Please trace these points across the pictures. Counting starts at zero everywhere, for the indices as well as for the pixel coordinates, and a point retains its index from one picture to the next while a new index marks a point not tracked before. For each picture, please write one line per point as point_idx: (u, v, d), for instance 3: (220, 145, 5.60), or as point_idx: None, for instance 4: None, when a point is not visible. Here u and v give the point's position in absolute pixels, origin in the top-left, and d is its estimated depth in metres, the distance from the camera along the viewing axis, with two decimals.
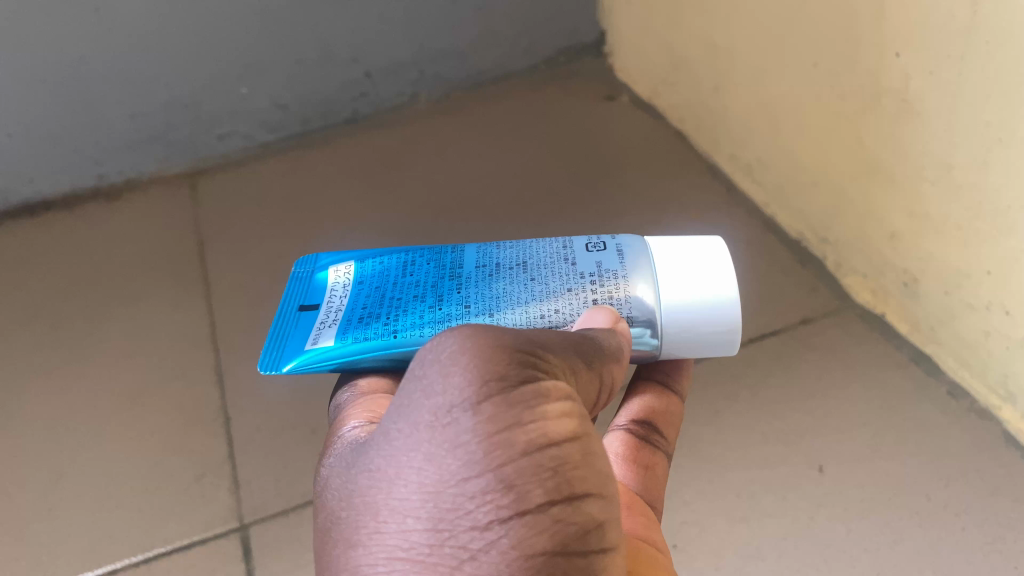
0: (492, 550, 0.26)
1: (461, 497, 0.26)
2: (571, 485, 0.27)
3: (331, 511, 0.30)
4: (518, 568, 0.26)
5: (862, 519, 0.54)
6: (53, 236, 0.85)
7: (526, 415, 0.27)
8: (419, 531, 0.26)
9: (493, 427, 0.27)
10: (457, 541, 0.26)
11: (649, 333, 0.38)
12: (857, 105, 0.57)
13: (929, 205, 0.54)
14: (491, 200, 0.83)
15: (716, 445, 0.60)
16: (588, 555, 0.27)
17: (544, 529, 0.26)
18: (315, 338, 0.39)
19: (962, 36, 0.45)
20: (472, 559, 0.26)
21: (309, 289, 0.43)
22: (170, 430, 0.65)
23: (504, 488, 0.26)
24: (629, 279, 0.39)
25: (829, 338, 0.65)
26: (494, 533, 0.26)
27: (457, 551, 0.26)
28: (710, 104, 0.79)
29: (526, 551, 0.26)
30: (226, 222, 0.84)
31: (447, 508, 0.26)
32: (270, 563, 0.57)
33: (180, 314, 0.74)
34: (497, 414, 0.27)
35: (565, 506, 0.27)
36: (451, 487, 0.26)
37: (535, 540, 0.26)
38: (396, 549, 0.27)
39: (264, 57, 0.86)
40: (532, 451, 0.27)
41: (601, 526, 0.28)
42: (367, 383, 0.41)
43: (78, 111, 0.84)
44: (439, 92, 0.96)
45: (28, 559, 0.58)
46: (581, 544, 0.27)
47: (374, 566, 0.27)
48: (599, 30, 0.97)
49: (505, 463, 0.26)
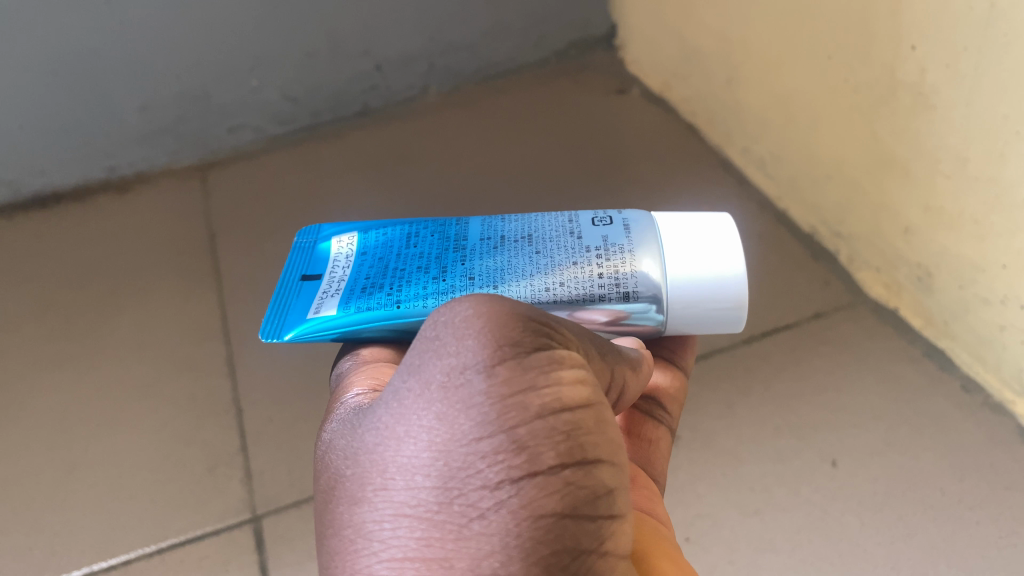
0: (501, 509, 0.25)
1: (472, 456, 0.26)
2: (583, 450, 0.27)
3: (337, 471, 0.30)
4: (527, 529, 0.25)
5: (877, 513, 0.54)
6: (64, 228, 0.86)
7: (540, 380, 0.27)
8: (428, 489, 0.26)
9: (507, 389, 0.27)
10: (465, 500, 0.26)
11: (654, 308, 0.38)
12: (871, 97, 0.57)
13: (944, 199, 0.54)
14: (502, 193, 0.83)
15: (729, 439, 0.60)
16: (597, 520, 0.27)
17: (555, 491, 0.26)
18: (318, 307, 0.40)
19: (980, 28, 0.45)
20: (480, 518, 0.25)
21: (311, 259, 0.43)
22: (182, 421, 0.65)
23: (516, 448, 0.26)
24: (634, 254, 0.38)
25: (843, 331, 0.64)
26: (504, 493, 0.26)
27: (465, 509, 0.26)
28: (723, 97, 0.78)
29: (536, 512, 0.26)
30: (237, 215, 0.84)
31: (457, 466, 0.26)
32: (284, 555, 0.57)
33: (192, 305, 0.74)
34: (511, 377, 0.27)
35: (577, 470, 0.27)
36: (462, 446, 0.26)
37: (546, 501, 0.26)
38: (403, 505, 0.26)
39: (275, 50, 0.86)
40: (546, 414, 0.27)
41: (611, 492, 0.28)
42: (370, 351, 0.41)
43: (89, 103, 0.84)
44: (450, 85, 0.96)
45: (42, 549, 0.59)
46: (591, 508, 0.27)
47: (380, 523, 0.27)
48: (610, 23, 0.97)
49: (518, 424, 0.26)
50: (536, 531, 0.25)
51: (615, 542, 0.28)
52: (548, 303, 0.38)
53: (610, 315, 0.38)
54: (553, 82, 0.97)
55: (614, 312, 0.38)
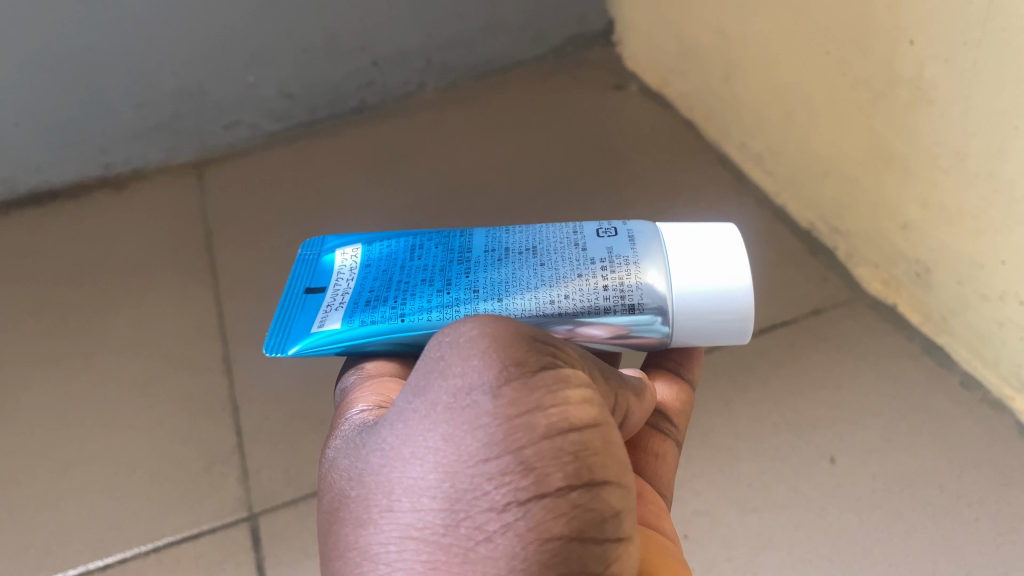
0: (508, 532, 0.25)
1: (479, 478, 0.26)
2: (590, 471, 0.27)
3: (340, 492, 0.29)
4: (534, 552, 0.25)
5: (875, 510, 0.54)
6: (60, 225, 0.85)
7: (546, 400, 0.27)
8: (434, 511, 0.26)
9: (513, 410, 0.26)
10: (472, 522, 0.25)
11: (659, 320, 0.38)
12: (871, 93, 0.56)
13: (942, 195, 0.54)
14: (500, 190, 0.83)
15: (727, 435, 0.60)
16: (603, 543, 0.27)
17: (562, 514, 0.26)
18: (322, 320, 0.40)
19: (979, 23, 0.45)
20: (487, 540, 0.25)
21: (315, 271, 0.43)
22: (179, 419, 0.65)
23: (523, 469, 0.26)
24: (640, 265, 0.38)
25: (842, 327, 0.64)
26: (511, 515, 0.25)
27: (472, 532, 0.25)
28: (721, 93, 0.78)
29: (542, 535, 0.25)
30: (233, 211, 0.84)
31: (463, 488, 0.26)
32: (281, 553, 0.57)
33: (188, 303, 0.74)
34: (517, 398, 0.27)
35: (583, 491, 0.26)
36: (469, 467, 0.26)
37: (553, 524, 0.25)
38: (409, 528, 0.26)
39: (271, 46, 0.85)
40: (552, 435, 0.27)
41: (617, 514, 0.28)
42: (374, 366, 0.40)
43: (84, 100, 0.83)
44: (446, 81, 0.96)
45: (38, 548, 0.58)
46: (597, 531, 0.26)
47: (385, 546, 0.26)
48: (608, 19, 0.96)
49: (525, 445, 0.26)
50: (543, 554, 0.25)
51: (621, 565, 0.27)
52: (554, 316, 0.38)
53: (615, 328, 0.38)
54: (550, 79, 0.96)
55: (619, 325, 0.38)
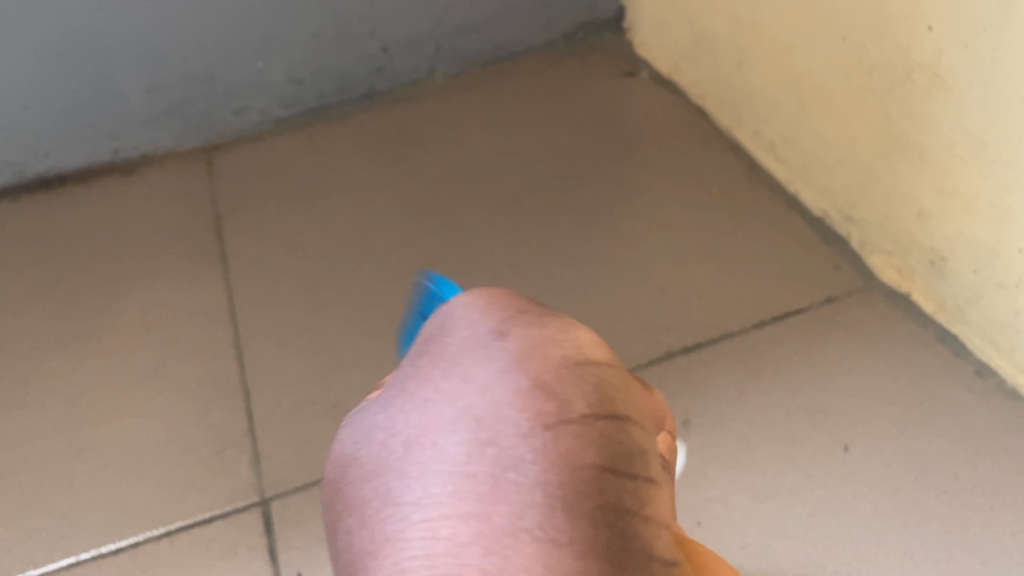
0: (538, 457, 0.21)
1: (502, 408, 0.22)
2: (616, 405, 0.23)
3: (327, 465, 0.24)
4: (572, 479, 0.21)
5: (891, 497, 0.52)
6: (70, 210, 0.85)
7: (559, 336, 0.24)
8: (453, 443, 0.21)
9: (527, 345, 0.24)
10: (497, 452, 0.21)
11: None
12: (886, 80, 0.57)
13: (960, 182, 0.54)
14: (512, 176, 0.82)
15: (741, 423, 0.57)
16: (639, 482, 0.22)
17: (594, 441, 0.22)
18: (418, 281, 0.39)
19: (999, 10, 0.46)
20: (515, 467, 0.21)
21: None
22: (190, 403, 0.65)
23: (547, 394, 0.22)
24: None
25: (855, 315, 0.63)
26: (540, 439, 0.21)
27: (497, 459, 0.21)
28: (733, 79, 0.78)
29: (578, 462, 0.21)
30: (244, 197, 0.84)
31: (485, 416, 0.22)
32: (292, 538, 0.57)
33: (198, 288, 0.74)
34: (529, 336, 0.24)
35: (614, 424, 0.23)
36: (489, 399, 0.22)
37: (588, 451, 0.21)
38: (419, 466, 0.21)
39: (279, 31, 0.86)
40: (571, 369, 0.23)
41: (647, 458, 0.23)
42: None
43: (94, 84, 0.83)
44: (456, 67, 0.96)
45: (51, 531, 0.59)
46: (632, 466, 0.22)
47: (389, 492, 0.21)
48: (618, 5, 0.96)
49: (546, 373, 0.23)
50: (580, 482, 0.21)
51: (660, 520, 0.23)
52: None
53: None
54: (561, 65, 0.96)
55: None
